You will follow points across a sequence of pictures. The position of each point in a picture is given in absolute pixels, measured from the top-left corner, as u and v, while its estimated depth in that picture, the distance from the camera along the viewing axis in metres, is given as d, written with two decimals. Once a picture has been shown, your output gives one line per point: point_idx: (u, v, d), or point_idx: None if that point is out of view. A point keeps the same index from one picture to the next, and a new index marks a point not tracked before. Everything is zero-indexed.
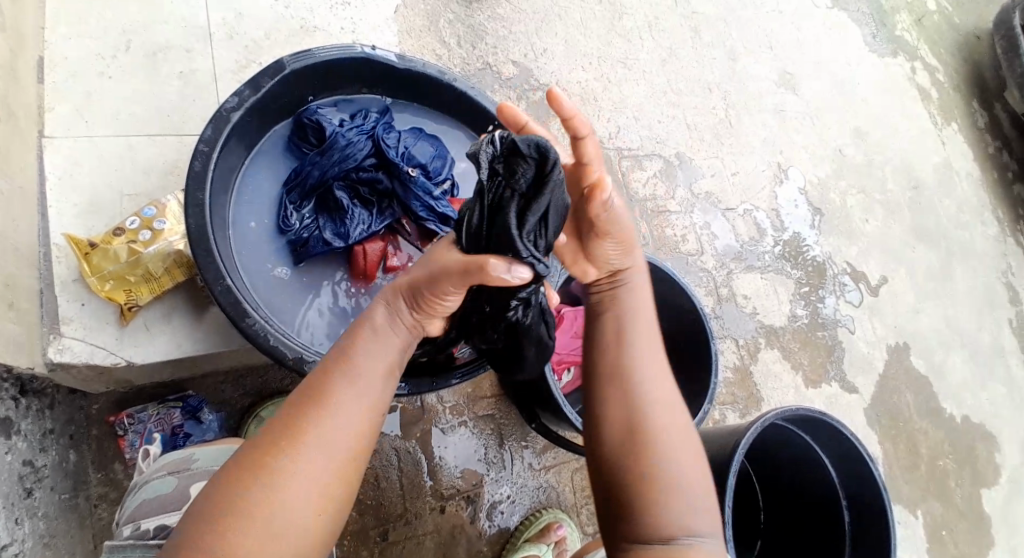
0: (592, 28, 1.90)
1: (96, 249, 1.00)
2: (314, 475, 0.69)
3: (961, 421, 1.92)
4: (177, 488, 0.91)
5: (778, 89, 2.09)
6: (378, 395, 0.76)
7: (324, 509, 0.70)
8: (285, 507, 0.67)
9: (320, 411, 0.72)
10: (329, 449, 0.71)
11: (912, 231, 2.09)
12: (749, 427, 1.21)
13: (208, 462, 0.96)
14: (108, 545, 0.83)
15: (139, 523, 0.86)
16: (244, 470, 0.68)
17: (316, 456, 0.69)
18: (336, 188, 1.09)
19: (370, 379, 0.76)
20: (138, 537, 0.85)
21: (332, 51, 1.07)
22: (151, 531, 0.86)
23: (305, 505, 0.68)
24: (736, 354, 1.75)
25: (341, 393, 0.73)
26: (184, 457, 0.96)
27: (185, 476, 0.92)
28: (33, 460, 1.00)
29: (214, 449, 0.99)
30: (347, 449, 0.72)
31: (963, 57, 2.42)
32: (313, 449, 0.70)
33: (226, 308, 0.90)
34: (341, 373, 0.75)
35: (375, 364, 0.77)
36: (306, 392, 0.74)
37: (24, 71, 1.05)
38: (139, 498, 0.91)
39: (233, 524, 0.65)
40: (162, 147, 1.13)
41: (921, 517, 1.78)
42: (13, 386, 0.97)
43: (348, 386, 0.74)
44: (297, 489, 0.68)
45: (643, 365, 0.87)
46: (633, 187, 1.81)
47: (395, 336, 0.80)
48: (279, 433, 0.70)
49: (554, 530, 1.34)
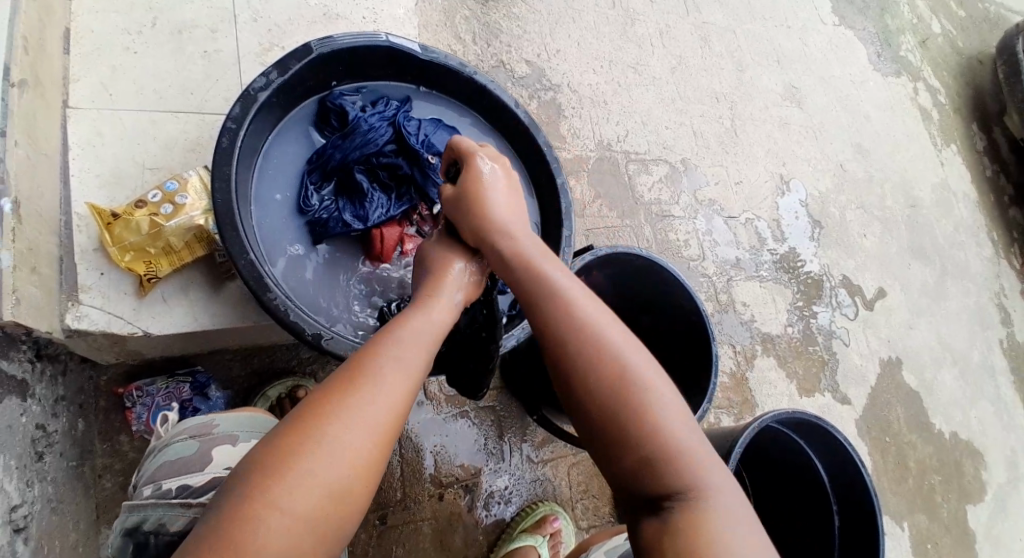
0: (606, 32, 1.93)
1: (118, 220, 1.01)
2: (357, 444, 0.69)
3: (949, 437, 1.95)
4: (199, 451, 0.90)
5: (784, 102, 2.13)
6: (418, 374, 0.77)
7: (364, 478, 0.69)
8: (329, 472, 0.67)
9: (363, 382, 0.72)
10: (374, 419, 0.71)
11: (908, 248, 2.12)
12: (746, 429, 1.24)
13: (231, 427, 0.94)
14: (128, 505, 0.85)
15: (161, 483, 0.86)
16: (286, 434, 0.68)
17: (359, 424, 0.70)
18: (356, 171, 1.11)
19: (410, 357, 0.77)
20: (160, 496, 0.85)
21: (357, 37, 1.09)
22: (174, 490, 0.86)
23: (347, 471, 0.68)
24: (733, 359, 1.78)
25: (386, 373, 0.74)
26: (205, 421, 0.94)
27: (207, 440, 0.91)
28: (45, 425, 1.02)
29: (236, 414, 0.97)
30: (389, 420, 0.72)
31: (965, 80, 2.47)
32: (356, 416, 0.70)
33: (249, 281, 0.91)
34: (384, 350, 0.76)
35: (413, 348, 0.79)
36: (348, 366, 0.74)
37: (53, 42, 1.07)
38: (160, 460, 0.90)
39: (278, 486, 0.65)
40: (184, 123, 1.15)
41: (907, 529, 1.80)
42: (30, 349, 0.99)
43: (390, 361, 0.75)
44: (341, 457, 0.68)
45: (611, 338, 0.80)
46: (639, 190, 1.83)
47: (436, 323, 0.83)
48: (321, 404, 0.70)
49: (550, 523, 1.37)
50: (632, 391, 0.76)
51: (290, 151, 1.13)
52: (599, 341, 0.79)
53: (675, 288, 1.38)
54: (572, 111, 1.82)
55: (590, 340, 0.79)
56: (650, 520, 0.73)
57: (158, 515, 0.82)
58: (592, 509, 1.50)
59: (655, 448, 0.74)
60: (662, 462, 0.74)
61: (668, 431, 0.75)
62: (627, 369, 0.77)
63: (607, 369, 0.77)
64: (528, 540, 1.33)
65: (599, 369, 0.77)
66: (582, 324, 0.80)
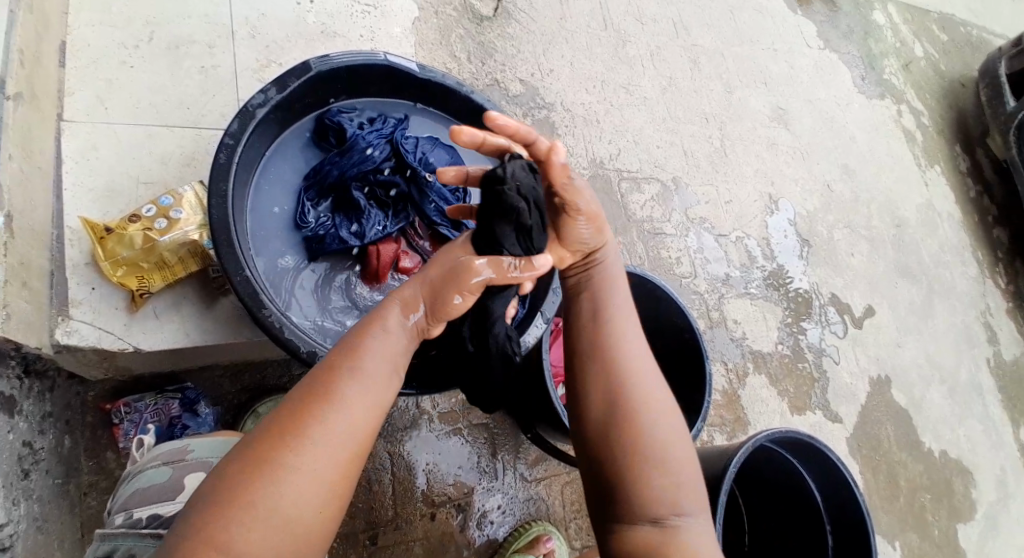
0: (598, 53, 1.95)
1: (111, 234, 1.00)
2: (318, 474, 0.68)
3: (938, 455, 1.96)
4: (171, 478, 0.88)
5: (771, 123, 2.16)
6: (384, 396, 0.76)
7: (326, 508, 0.69)
8: (288, 505, 0.67)
9: (326, 408, 0.71)
10: (338, 447, 0.70)
11: (895, 267, 2.15)
12: (740, 448, 1.25)
13: (204, 454, 0.92)
14: (99, 533, 0.83)
15: (132, 511, 0.84)
16: (248, 460, 0.68)
17: (321, 455, 0.69)
18: (354, 188, 1.11)
19: (376, 377, 0.76)
20: (130, 525, 0.83)
21: (356, 55, 1.10)
22: (144, 519, 0.84)
23: (309, 503, 0.68)
24: (725, 377, 1.78)
25: (348, 392, 0.73)
26: (180, 446, 0.93)
27: (181, 467, 0.89)
28: (32, 442, 1.00)
29: (211, 440, 0.95)
30: (351, 447, 0.71)
31: (948, 103, 2.52)
32: (318, 446, 0.69)
33: (244, 298, 0.90)
34: (349, 371, 0.74)
35: (381, 361, 0.77)
36: (310, 388, 0.73)
37: (49, 56, 1.06)
38: (133, 486, 0.88)
39: (235, 521, 0.64)
40: (181, 138, 1.14)
41: (899, 547, 1.81)
42: (19, 365, 0.97)
43: (358, 380, 0.74)
44: (298, 483, 0.67)
45: (626, 362, 0.89)
46: (631, 208, 1.85)
47: (404, 336, 0.81)
48: (281, 426, 0.69)
49: (543, 543, 1.36)
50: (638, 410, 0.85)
51: (287, 167, 1.12)
52: (625, 355, 0.89)
53: (669, 306, 1.38)
54: (565, 130, 1.83)
55: (613, 353, 0.89)
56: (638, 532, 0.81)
57: (128, 545, 0.80)
58: (585, 529, 1.50)
59: (647, 468, 0.83)
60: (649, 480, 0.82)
61: (663, 449, 0.84)
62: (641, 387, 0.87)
63: (620, 383, 0.87)
64: None
65: (610, 384, 0.87)
66: (611, 339, 0.90)
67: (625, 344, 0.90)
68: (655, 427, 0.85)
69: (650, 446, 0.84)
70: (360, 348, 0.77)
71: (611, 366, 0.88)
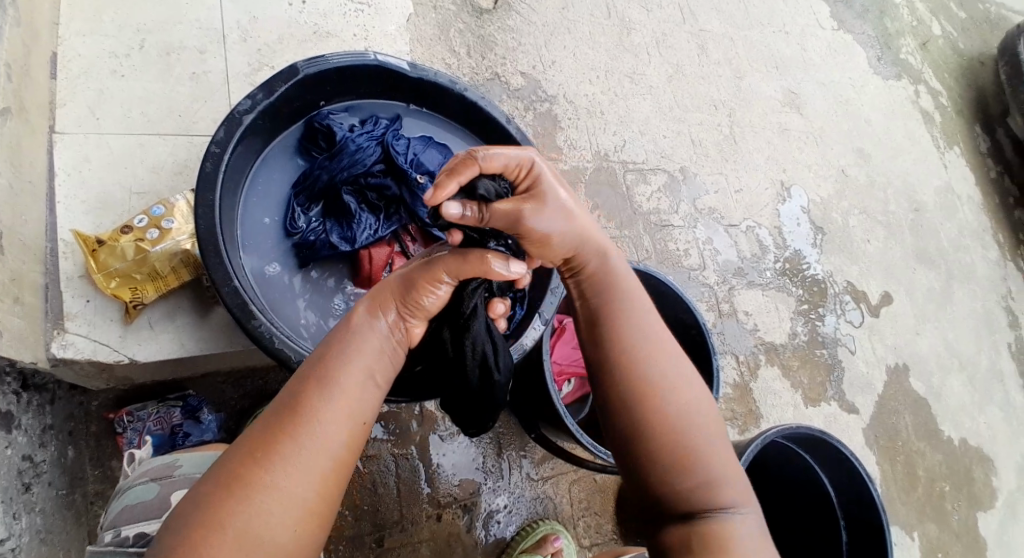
0: (601, 42, 1.91)
1: (103, 246, 1.00)
2: (293, 492, 0.66)
3: (958, 444, 1.92)
4: (159, 495, 0.87)
5: (783, 108, 2.10)
6: (360, 406, 0.74)
7: (305, 527, 0.67)
8: (264, 526, 0.64)
9: (298, 423, 0.69)
10: (313, 464, 0.68)
11: (913, 254, 2.09)
12: (750, 445, 1.22)
13: (192, 469, 0.92)
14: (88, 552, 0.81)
15: (120, 529, 0.83)
16: (224, 480, 0.66)
17: (295, 471, 0.67)
18: (344, 193, 1.09)
19: (350, 388, 0.74)
20: (117, 544, 0.82)
21: (345, 57, 1.08)
22: (131, 538, 0.82)
23: (286, 522, 0.66)
24: (736, 371, 1.75)
25: (323, 404, 0.71)
26: (168, 463, 0.92)
27: (168, 483, 0.89)
28: (32, 456, 1.00)
29: (199, 455, 0.95)
30: (327, 462, 0.69)
31: (967, 81, 2.44)
32: (293, 462, 0.67)
33: (233, 309, 0.89)
34: (321, 384, 0.73)
35: (357, 370, 0.76)
36: (282, 405, 0.71)
37: (38, 67, 1.06)
38: (120, 505, 0.87)
39: (208, 544, 0.62)
40: (173, 146, 1.13)
41: (917, 539, 1.77)
42: (16, 380, 0.98)
43: (333, 392, 0.73)
44: (276, 500, 0.66)
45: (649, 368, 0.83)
46: (638, 200, 1.81)
47: (378, 342, 0.79)
48: (257, 442, 0.68)
49: (551, 542, 1.33)
50: (669, 413, 0.80)
51: (277, 173, 1.11)
52: (648, 357, 0.83)
53: (675, 302, 1.36)
54: (569, 122, 1.80)
55: (633, 354, 0.83)
56: (680, 539, 0.77)
57: None
58: (593, 527, 1.47)
59: (689, 473, 0.78)
60: (693, 485, 0.78)
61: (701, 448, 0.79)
62: (668, 387, 0.82)
63: (646, 387, 0.82)
64: None
65: (632, 388, 0.81)
66: (626, 341, 0.84)
67: (645, 342, 0.85)
68: (691, 428, 0.80)
69: (691, 448, 0.79)
70: (332, 360, 0.75)
71: (632, 365, 0.83)
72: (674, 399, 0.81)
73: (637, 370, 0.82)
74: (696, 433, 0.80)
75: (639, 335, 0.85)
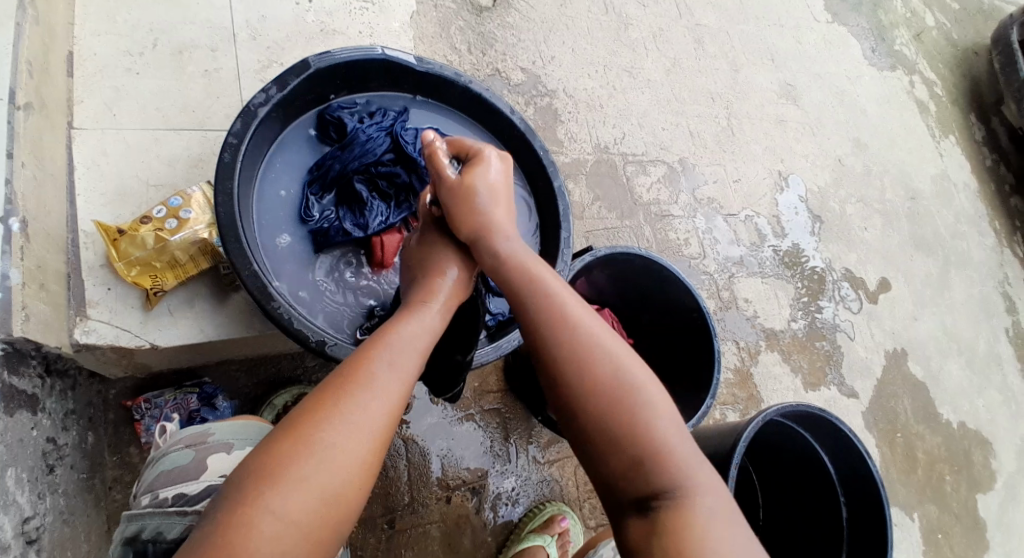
0: (599, 37, 1.95)
1: (124, 236, 1.04)
2: (346, 447, 0.70)
3: (957, 426, 1.95)
4: (194, 461, 0.90)
5: (780, 100, 2.14)
6: (410, 381, 0.79)
7: (357, 486, 0.71)
8: (324, 475, 0.68)
9: (356, 387, 0.74)
10: (369, 425, 0.72)
11: (910, 241, 2.13)
12: (750, 422, 1.26)
13: (226, 436, 0.94)
14: (126, 515, 0.85)
15: (158, 491, 0.87)
16: (290, 435, 0.70)
17: (352, 427, 0.71)
18: (356, 181, 1.14)
19: (404, 362, 0.79)
20: (157, 504, 0.86)
21: (353, 51, 1.12)
22: (170, 499, 0.86)
23: (344, 476, 0.69)
24: (737, 356, 1.78)
25: (380, 373, 0.76)
26: (200, 430, 0.94)
27: (202, 450, 0.91)
28: (55, 438, 1.04)
29: (233, 424, 0.97)
30: (382, 426, 0.73)
31: (961, 71, 2.48)
32: (352, 421, 0.72)
33: (254, 293, 0.93)
34: (378, 356, 0.78)
35: (408, 350, 0.81)
36: (343, 371, 0.76)
37: (56, 65, 1.10)
38: (157, 471, 0.90)
39: (274, 488, 0.66)
40: (187, 140, 1.17)
41: (918, 520, 1.80)
42: (40, 365, 1.01)
43: (385, 364, 0.77)
44: (338, 455, 0.70)
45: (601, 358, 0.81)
46: (637, 191, 1.85)
47: (432, 327, 0.86)
48: (318, 402, 0.73)
49: (559, 522, 1.39)
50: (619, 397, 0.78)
51: (291, 162, 1.14)
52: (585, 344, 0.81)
53: (675, 286, 1.39)
54: (568, 116, 1.84)
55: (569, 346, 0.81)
56: (635, 523, 0.75)
57: (156, 523, 0.82)
58: (599, 508, 1.52)
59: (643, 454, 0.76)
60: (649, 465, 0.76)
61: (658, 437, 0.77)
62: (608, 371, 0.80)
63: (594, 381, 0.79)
64: (537, 540, 1.34)
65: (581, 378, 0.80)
66: (566, 332, 0.82)
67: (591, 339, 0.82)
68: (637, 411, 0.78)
69: (642, 428, 0.77)
70: (387, 337, 0.81)
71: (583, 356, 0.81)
72: (619, 380, 0.80)
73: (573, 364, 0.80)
74: (645, 412, 0.78)
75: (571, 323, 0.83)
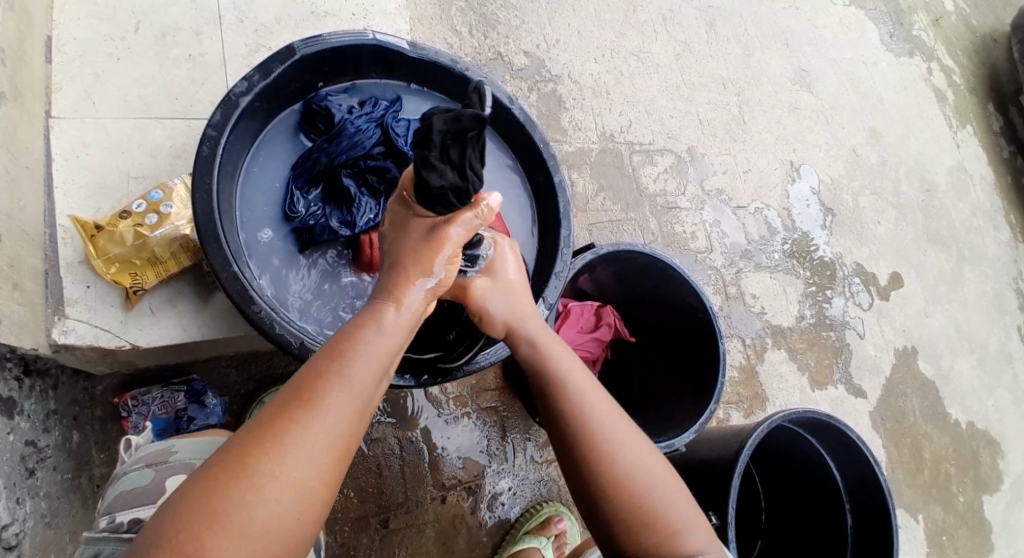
0: (607, 19, 1.87)
1: (102, 232, 0.99)
2: (288, 481, 0.64)
3: (966, 426, 1.91)
4: (154, 481, 0.87)
5: (794, 86, 2.06)
6: (369, 399, 0.72)
7: (303, 520, 0.65)
8: (263, 513, 0.62)
9: (308, 412, 0.67)
10: (316, 455, 0.66)
11: (924, 235, 2.06)
12: (755, 428, 1.22)
13: (188, 455, 0.91)
14: (85, 538, 0.83)
15: (115, 515, 0.83)
16: (226, 468, 0.63)
17: (297, 460, 0.64)
18: (344, 176, 1.08)
19: (362, 380, 0.71)
20: (111, 530, 0.82)
21: (343, 36, 1.05)
22: (125, 524, 0.82)
23: (288, 513, 0.63)
24: (742, 353, 1.73)
25: (332, 394, 0.68)
26: (163, 449, 0.92)
27: (163, 469, 0.88)
28: (36, 441, 1.01)
29: (197, 442, 0.94)
30: (331, 455, 0.67)
31: (980, 59, 2.39)
32: (299, 449, 0.65)
33: (233, 295, 0.89)
34: (334, 373, 0.70)
35: (369, 364, 0.73)
36: (291, 391, 0.68)
37: (32, 51, 1.04)
38: (117, 490, 0.87)
39: (207, 528, 0.60)
40: (170, 130, 1.12)
41: (923, 522, 1.77)
42: (17, 366, 0.98)
43: (341, 386, 0.69)
44: (279, 493, 0.63)
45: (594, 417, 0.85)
46: (644, 181, 1.79)
47: (398, 333, 0.78)
48: (263, 428, 0.65)
49: (555, 523, 1.36)
50: (613, 463, 0.81)
51: (276, 155, 1.11)
52: (587, 408, 0.86)
53: (680, 285, 1.34)
54: (573, 103, 1.77)
55: (574, 408, 0.86)
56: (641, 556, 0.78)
57: (109, 550, 0.80)
58: None
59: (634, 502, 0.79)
60: (633, 530, 0.78)
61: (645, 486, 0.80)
62: (610, 440, 0.83)
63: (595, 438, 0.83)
64: (533, 541, 1.31)
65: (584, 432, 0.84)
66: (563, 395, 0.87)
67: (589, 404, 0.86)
68: (633, 479, 0.80)
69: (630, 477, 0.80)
70: (348, 349, 0.72)
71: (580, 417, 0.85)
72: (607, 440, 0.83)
73: (580, 425, 0.84)
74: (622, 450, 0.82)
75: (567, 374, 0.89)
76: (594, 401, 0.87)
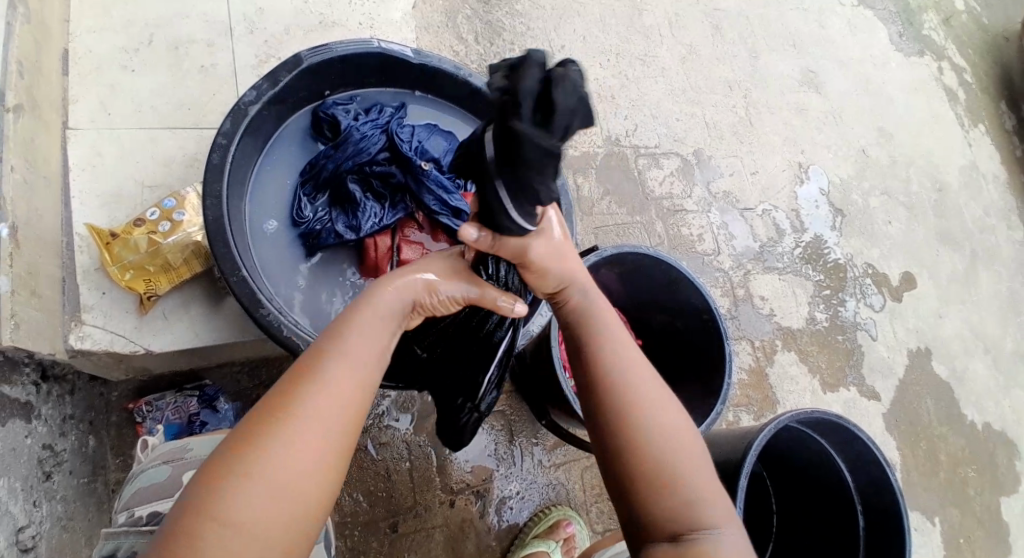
0: (612, 24, 1.89)
1: (117, 240, 1.01)
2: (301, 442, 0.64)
3: (981, 428, 1.89)
4: (171, 476, 0.91)
5: (801, 87, 2.06)
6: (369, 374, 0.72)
7: (320, 479, 0.64)
8: (282, 473, 0.62)
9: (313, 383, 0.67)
10: (326, 421, 0.66)
11: (936, 235, 2.05)
12: (762, 430, 1.21)
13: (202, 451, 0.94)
14: (102, 532, 0.83)
15: (132, 510, 0.86)
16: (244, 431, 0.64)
17: (307, 422, 0.65)
18: (349, 181, 1.10)
19: (362, 353, 0.72)
20: (131, 523, 0.85)
21: (349, 45, 1.08)
22: (144, 517, 0.85)
23: (305, 471, 0.63)
24: (751, 355, 1.73)
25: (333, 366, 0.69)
26: (179, 447, 0.95)
27: (179, 465, 0.92)
28: (53, 444, 1.03)
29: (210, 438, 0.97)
30: (341, 420, 0.67)
31: (991, 58, 2.38)
32: (308, 413, 0.65)
33: (242, 299, 0.91)
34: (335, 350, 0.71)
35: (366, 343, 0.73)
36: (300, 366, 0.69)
37: (49, 65, 1.07)
38: (134, 488, 0.91)
39: (229, 492, 0.60)
40: (183, 139, 1.15)
41: (939, 525, 1.75)
42: (35, 372, 1.01)
43: (344, 360, 0.70)
44: (293, 451, 0.63)
45: (629, 387, 0.80)
46: (650, 185, 1.79)
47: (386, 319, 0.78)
48: (276, 397, 0.66)
49: (563, 527, 1.35)
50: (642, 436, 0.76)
51: (283, 162, 1.13)
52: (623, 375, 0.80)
53: (685, 286, 1.34)
54: None
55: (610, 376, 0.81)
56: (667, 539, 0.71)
57: (128, 542, 0.80)
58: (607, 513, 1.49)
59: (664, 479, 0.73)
60: (660, 507, 0.73)
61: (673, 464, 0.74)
62: (643, 411, 0.78)
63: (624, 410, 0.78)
64: (541, 546, 1.31)
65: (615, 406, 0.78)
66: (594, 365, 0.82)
67: (625, 374, 0.81)
68: (661, 448, 0.75)
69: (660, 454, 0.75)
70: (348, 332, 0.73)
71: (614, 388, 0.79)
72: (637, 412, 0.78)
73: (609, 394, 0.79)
74: (654, 423, 0.77)
75: (606, 341, 0.84)
76: (630, 368, 0.82)
